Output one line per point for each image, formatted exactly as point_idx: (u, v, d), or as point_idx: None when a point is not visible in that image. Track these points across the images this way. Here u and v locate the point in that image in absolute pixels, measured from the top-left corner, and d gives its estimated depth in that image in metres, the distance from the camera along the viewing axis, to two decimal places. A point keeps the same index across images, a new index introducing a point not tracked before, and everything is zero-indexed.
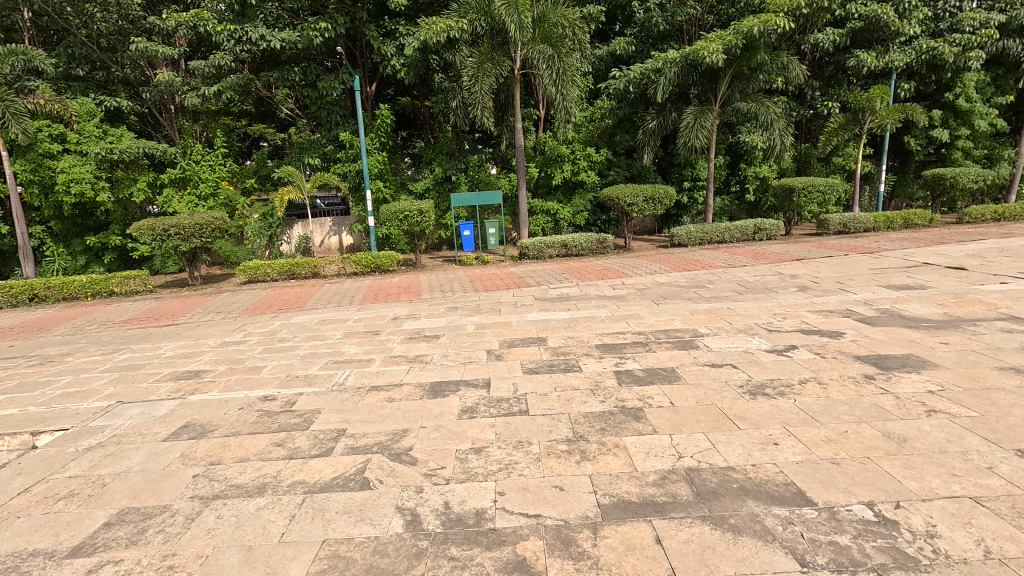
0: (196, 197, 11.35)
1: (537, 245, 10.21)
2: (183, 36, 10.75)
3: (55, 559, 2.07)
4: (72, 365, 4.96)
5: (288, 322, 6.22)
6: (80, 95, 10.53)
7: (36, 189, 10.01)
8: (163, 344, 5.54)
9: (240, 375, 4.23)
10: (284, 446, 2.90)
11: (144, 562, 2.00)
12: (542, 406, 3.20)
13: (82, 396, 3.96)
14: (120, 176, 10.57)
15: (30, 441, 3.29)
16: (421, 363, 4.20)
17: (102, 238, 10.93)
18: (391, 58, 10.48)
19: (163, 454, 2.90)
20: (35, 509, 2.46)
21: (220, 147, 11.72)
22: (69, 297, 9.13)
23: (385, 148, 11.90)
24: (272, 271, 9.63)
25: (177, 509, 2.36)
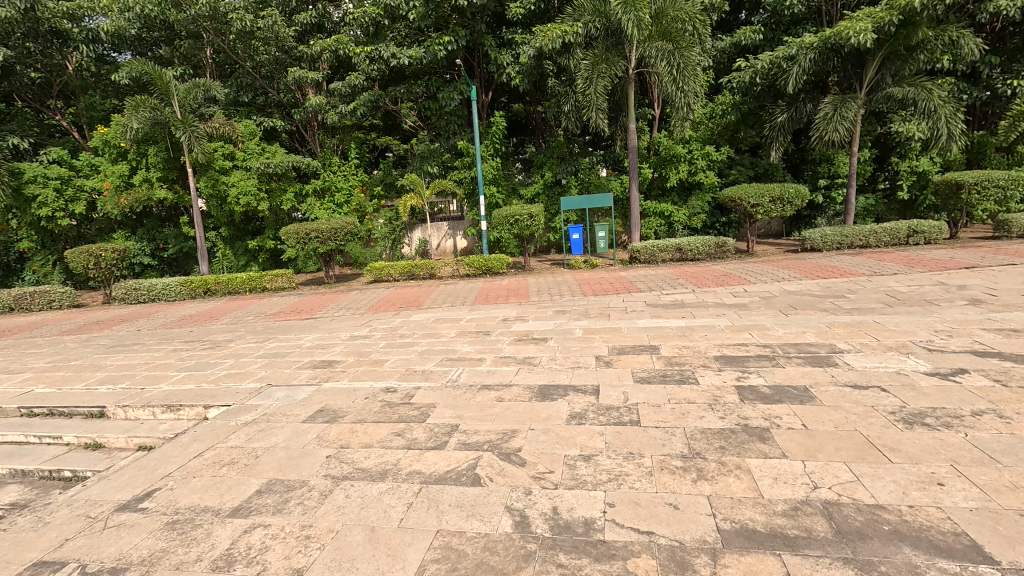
0: (333, 204, 12.67)
1: (650, 249, 9.83)
2: (326, 61, 12.06)
3: (220, 516, 2.42)
4: (234, 350, 5.78)
5: (407, 320, 6.66)
6: (246, 118, 12.31)
7: (212, 200, 11.90)
8: (304, 335, 6.24)
9: (366, 366, 4.62)
10: (404, 436, 3.09)
11: (287, 529, 2.25)
12: (654, 417, 3.06)
13: (242, 378, 4.59)
14: (274, 188, 12.13)
15: (203, 412, 3.89)
16: (530, 365, 4.24)
17: (259, 242, 12.66)
18: (507, 67, 10.81)
19: (303, 434, 3.26)
20: (205, 472, 2.90)
21: (353, 158, 12.99)
22: (232, 291, 10.66)
23: (499, 155, 12.27)
24: (395, 272, 10.41)
25: (312, 485, 2.62)
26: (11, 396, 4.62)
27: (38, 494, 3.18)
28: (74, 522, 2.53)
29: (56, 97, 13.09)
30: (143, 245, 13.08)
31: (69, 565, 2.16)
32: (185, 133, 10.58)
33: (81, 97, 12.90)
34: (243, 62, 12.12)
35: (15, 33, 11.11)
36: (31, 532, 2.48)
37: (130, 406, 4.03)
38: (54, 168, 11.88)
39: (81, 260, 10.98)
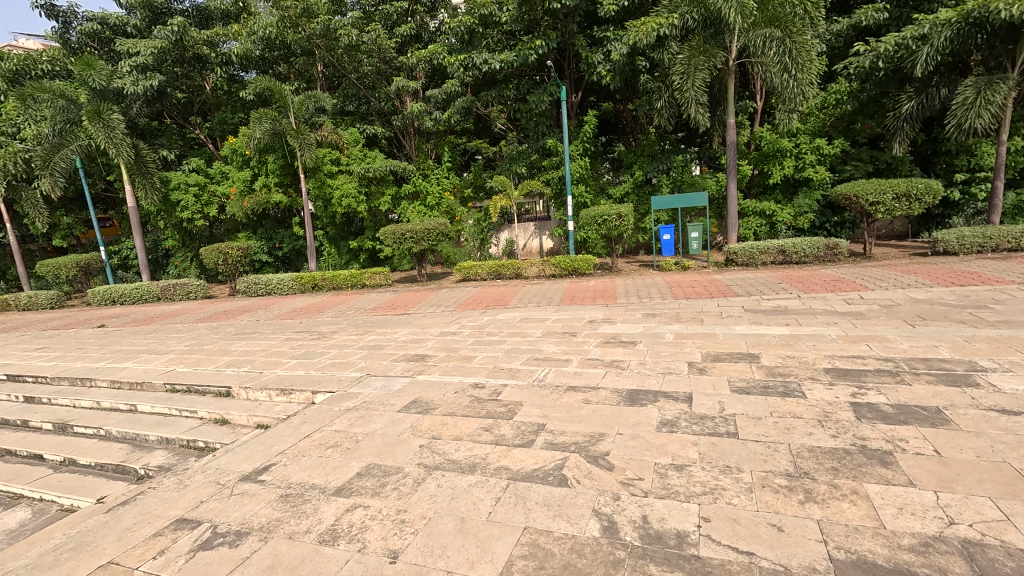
0: (426, 206, 13.27)
1: (748, 250, 9.24)
2: (423, 70, 12.66)
3: (326, 494, 2.62)
4: (337, 341, 6.25)
5: (494, 318, 6.80)
6: (351, 126, 13.27)
7: (320, 203, 12.97)
8: (399, 329, 6.59)
9: (456, 362, 4.78)
10: (492, 431, 3.16)
11: (384, 512, 2.39)
12: (754, 431, 2.86)
13: (344, 367, 4.95)
14: (374, 191, 12.94)
15: (311, 397, 4.25)
16: (618, 368, 4.15)
17: (359, 242, 13.60)
18: (598, 65, 10.69)
19: (398, 423, 3.44)
20: (313, 452, 3.16)
21: (446, 162, 13.54)
22: (335, 287, 11.53)
23: (588, 154, 12.15)
24: (483, 272, 10.68)
25: (407, 472, 2.76)
26: (159, 373, 5.35)
27: (178, 460, 3.64)
28: (206, 487, 2.86)
29: (196, 114, 14.99)
30: (262, 243, 14.58)
31: (203, 525, 2.45)
32: (299, 142, 11.63)
33: (215, 113, 14.65)
34: (349, 75, 13.07)
35: (166, 59, 12.86)
36: (173, 492, 2.85)
37: (251, 388, 4.49)
38: (193, 176, 13.61)
39: (213, 257, 12.47)
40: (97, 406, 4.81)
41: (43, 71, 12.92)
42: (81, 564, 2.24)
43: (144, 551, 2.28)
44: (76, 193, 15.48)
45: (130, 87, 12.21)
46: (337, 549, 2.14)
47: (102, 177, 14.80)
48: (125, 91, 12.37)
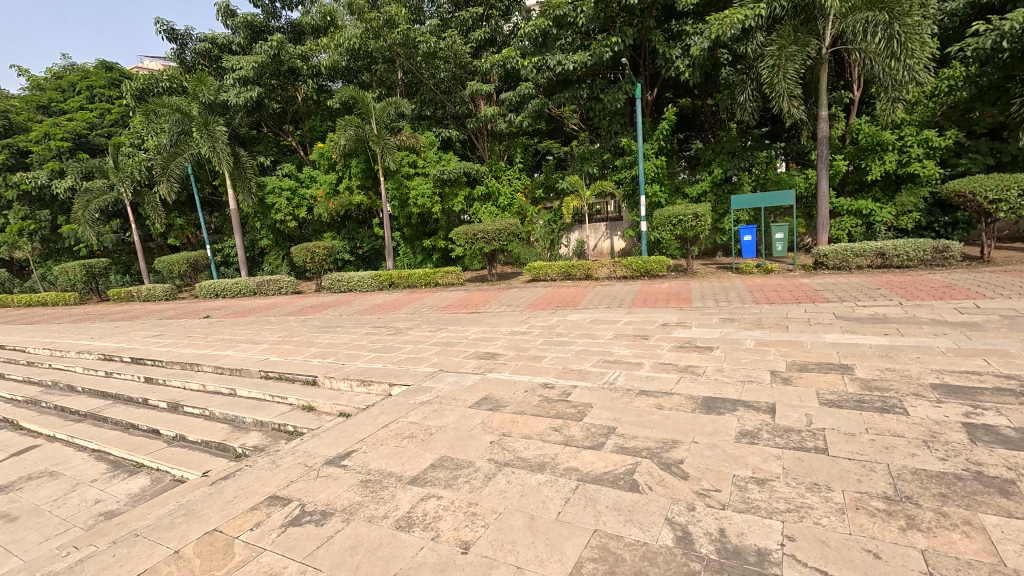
0: (497, 207, 13.48)
1: (840, 253, 8.55)
2: (497, 74, 12.87)
3: (402, 482, 2.75)
4: (412, 337, 6.51)
5: (564, 319, 6.78)
6: (427, 131, 13.77)
7: (398, 204, 13.56)
8: (470, 328, 6.74)
9: (526, 361, 4.81)
10: (561, 432, 3.16)
11: (456, 504, 2.46)
12: (846, 447, 2.65)
13: (418, 362, 5.15)
14: (448, 192, 13.33)
15: (388, 389, 4.46)
16: (693, 374, 3.99)
17: (433, 242, 14.07)
18: (676, 61, 10.36)
19: (470, 419, 3.53)
20: (390, 441, 3.32)
21: (518, 163, 13.69)
22: (410, 285, 12.01)
23: (663, 152, 11.79)
24: (553, 272, 10.68)
25: (478, 466, 2.82)
26: (255, 361, 5.84)
27: (271, 441, 3.96)
28: (295, 468, 3.09)
29: (289, 123, 16.21)
30: (345, 243, 15.49)
31: (293, 503, 2.65)
32: (380, 147, 12.26)
33: (306, 122, 15.77)
34: (427, 81, 13.56)
35: (265, 74, 14.03)
36: (267, 470, 3.11)
37: (334, 377, 4.79)
38: (286, 180, 14.76)
39: (302, 256, 13.42)
40: (204, 388, 5.35)
41: (164, 89, 14.53)
42: (191, 529, 2.50)
43: (242, 522, 2.51)
44: (188, 197, 17.27)
45: (234, 99, 13.47)
46: (412, 536, 2.23)
47: (210, 182, 16.43)
48: (230, 104, 13.64)
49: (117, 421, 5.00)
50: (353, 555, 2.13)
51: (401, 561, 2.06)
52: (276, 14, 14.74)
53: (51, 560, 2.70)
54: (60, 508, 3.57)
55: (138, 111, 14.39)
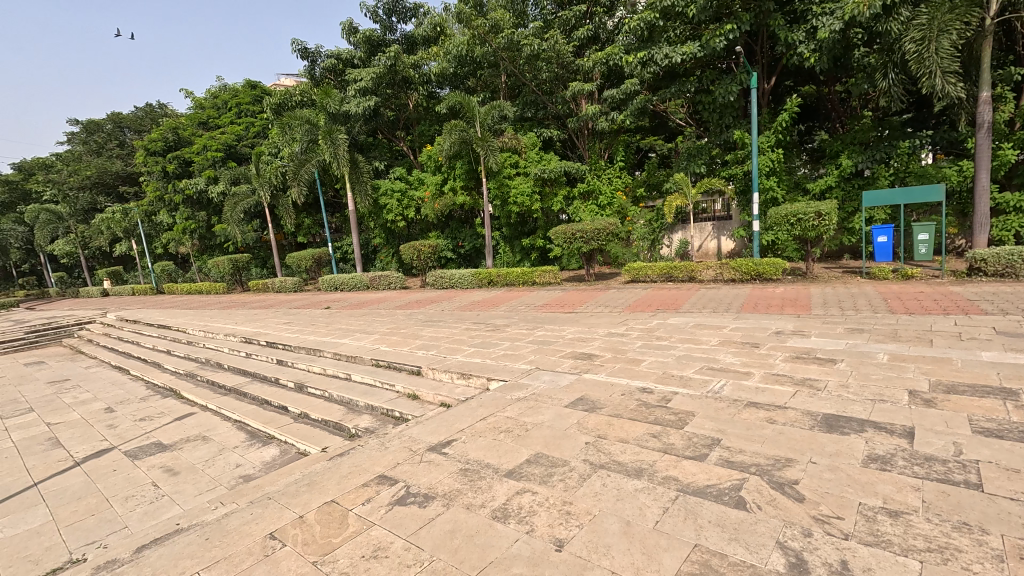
0: (597, 206, 13.29)
1: (1004, 257, 7.29)
2: (600, 71, 12.70)
3: (498, 474, 2.82)
4: (509, 334, 6.65)
5: (664, 322, 6.52)
6: (529, 131, 14.01)
7: (499, 204, 13.93)
8: (566, 327, 6.74)
9: (623, 364, 4.70)
10: (660, 439, 3.05)
11: (550, 501, 2.48)
12: (1009, 486, 2.26)
13: (515, 358, 5.25)
14: (548, 191, 13.43)
15: (486, 383, 4.60)
16: (812, 388, 3.64)
17: (532, 241, 14.30)
18: (799, 46, 9.51)
19: (565, 418, 3.53)
20: (487, 434, 3.42)
21: (619, 161, 13.41)
22: (509, 283, 12.26)
23: (782, 145, 10.87)
24: (653, 273, 10.32)
25: (573, 466, 2.82)
26: (367, 350, 6.34)
27: (379, 425, 4.28)
28: (401, 451, 3.31)
29: (401, 129, 17.33)
30: (448, 241, 16.22)
31: (399, 483, 2.84)
32: (483, 148, 12.68)
33: (416, 127, 16.76)
34: (529, 82, 13.76)
35: (382, 84, 15.18)
36: (376, 451, 3.36)
37: (436, 369, 5.05)
38: (397, 183, 15.85)
39: (409, 253, 14.29)
40: (324, 372, 5.91)
41: (297, 102, 16.25)
42: (313, 497, 2.78)
43: (355, 497, 2.74)
44: (314, 199, 19.16)
45: (354, 109, 14.75)
46: (507, 527, 2.29)
47: (332, 186, 18.12)
48: (351, 113, 14.96)
49: (255, 397, 5.70)
50: (452, 539, 2.24)
51: (497, 551, 2.12)
52: (392, 28, 15.83)
53: (203, 511, 3.16)
54: (210, 468, 4.16)
55: (276, 123, 16.24)
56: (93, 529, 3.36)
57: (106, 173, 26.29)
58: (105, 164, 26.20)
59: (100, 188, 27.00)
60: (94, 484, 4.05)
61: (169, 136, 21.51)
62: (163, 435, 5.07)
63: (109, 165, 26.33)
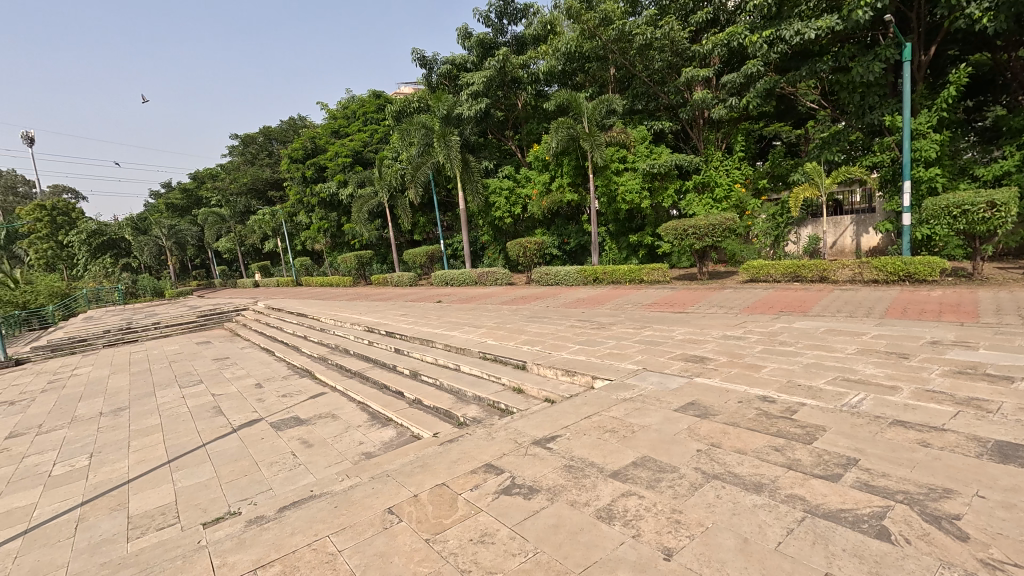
0: (712, 200, 12.51)
1: None
2: (719, 55, 11.88)
3: (603, 474, 2.78)
4: (615, 332, 6.50)
5: (789, 326, 5.95)
6: (639, 125, 13.61)
7: (606, 200, 13.69)
8: (677, 327, 6.44)
9: (740, 369, 4.37)
10: (783, 453, 2.79)
11: (658, 507, 2.39)
12: None
13: (621, 358, 5.12)
14: (658, 186, 12.93)
15: (591, 381, 4.55)
16: (978, 410, 3.09)
17: (640, 237, 13.91)
18: (968, 6, 8.09)
19: (674, 422, 3.37)
20: (592, 432, 3.38)
21: (737, 151, 12.50)
22: (615, 281, 12.00)
23: (943, 125, 9.35)
24: (776, 272, 9.47)
25: (683, 473, 2.68)
26: (475, 342, 6.59)
27: (486, 415, 4.43)
28: (506, 443, 3.39)
29: (510, 129, 17.75)
30: (554, 239, 16.30)
31: (505, 473, 2.92)
32: (590, 144, 12.53)
33: (524, 126, 17.05)
34: (640, 74, 13.30)
35: (492, 85, 15.65)
36: (484, 440, 3.48)
37: (541, 364, 5.11)
38: (506, 181, 16.27)
39: (516, 250, 14.61)
40: (436, 362, 6.26)
41: (414, 109, 17.34)
42: (426, 478, 2.96)
43: (463, 482, 2.86)
44: (428, 199, 20.35)
45: (467, 111, 15.41)
46: (613, 528, 2.25)
47: (445, 186, 19.11)
48: (464, 116, 15.63)
49: (375, 381, 6.21)
50: (556, 534, 2.25)
51: (602, 551, 2.09)
52: (503, 30, 16.25)
53: (332, 482, 3.51)
54: (338, 443, 4.61)
55: (396, 129, 17.50)
56: (246, 487, 3.90)
57: (258, 180, 30.29)
58: (257, 172, 30.16)
59: (253, 194, 31.18)
60: (247, 449, 4.70)
61: (308, 145, 24.17)
62: (300, 410, 5.73)
63: (260, 173, 30.28)
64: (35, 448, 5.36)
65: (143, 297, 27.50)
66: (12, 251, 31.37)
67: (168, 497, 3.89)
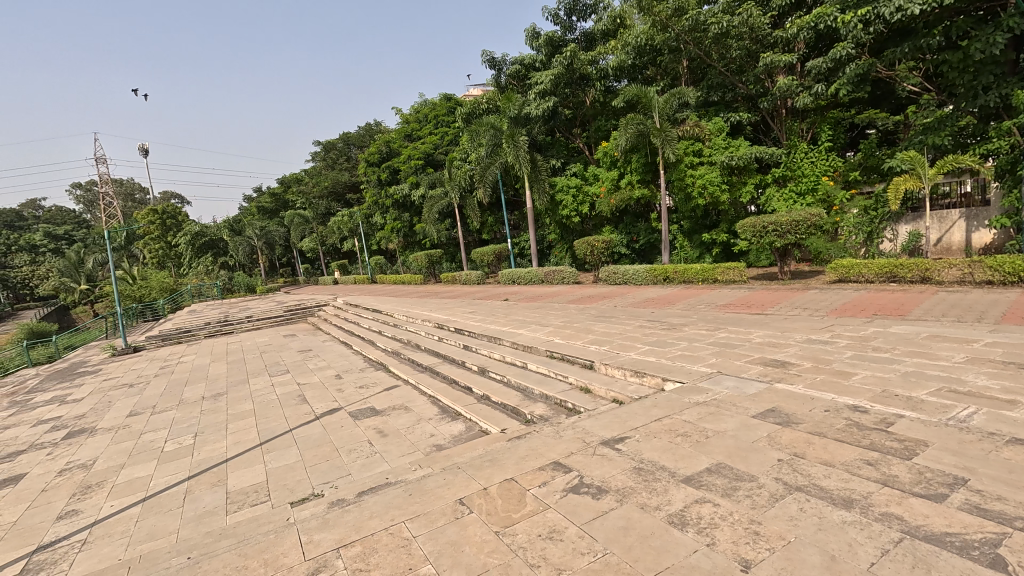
0: (796, 195, 11.89)
1: None
2: (804, 39, 11.13)
3: (674, 479, 2.70)
4: (687, 334, 6.28)
5: (885, 331, 5.46)
6: (714, 117, 13.06)
7: (679, 197, 13.29)
8: (755, 330, 6.11)
9: (827, 376, 4.07)
10: (876, 467, 2.57)
11: (735, 516, 2.28)
12: None
13: (694, 360, 4.94)
14: (736, 180, 12.38)
15: (661, 383, 4.43)
16: None
17: (714, 235, 13.37)
18: None
19: (753, 429, 3.21)
20: (663, 436, 3.29)
21: (824, 142, 11.65)
22: (687, 281, 11.56)
23: None
24: (869, 272, 8.73)
25: (762, 483, 2.55)
26: (542, 341, 6.61)
27: (553, 414, 4.44)
28: (575, 442, 3.39)
29: (578, 126, 17.63)
30: (622, 237, 16.03)
31: (573, 472, 2.92)
32: (661, 139, 12.22)
33: (592, 123, 16.86)
34: (716, 64, 12.73)
35: (561, 83, 15.63)
36: (551, 438, 3.50)
37: (610, 364, 5.04)
38: (573, 179, 16.18)
39: (583, 248, 14.50)
40: (503, 359, 6.36)
41: (483, 110, 17.65)
42: (495, 473, 3.02)
43: (531, 478, 2.89)
44: (496, 199, 20.65)
45: (535, 110, 15.49)
46: (685, 535, 2.18)
47: (513, 186, 19.30)
48: (531, 114, 15.71)
49: (446, 376, 6.40)
50: (626, 536, 2.22)
51: (674, 557, 2.04)
52: (572, 27, 16.14)
53: (406, 471, 3.67)
54: (410, 434, 4.81)
55: (466, 131, 17.91)
56: (327, 471, 4.18)
57: (338, 183, 32.16)
58: (337, 176, 32.05)
59: (333, 196, 33.10)
60: (329, 436, 5.02)
61: (383, 149, 25.35)
62: (376, 401, 6.03)
63: (339, 177, 32.16)
64: (150, 426, 6.03)
65: (238, 293, 30.11)
66: (131, 250, 35.44)
67: (260, 476, 4.25)
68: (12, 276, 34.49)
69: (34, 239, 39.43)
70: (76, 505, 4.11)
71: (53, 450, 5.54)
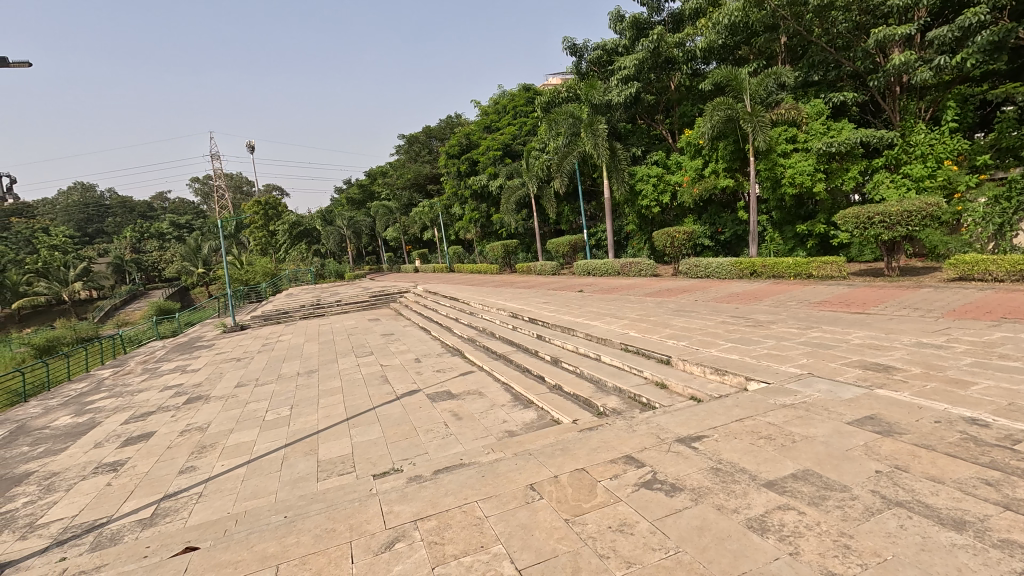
0: (909, 181, 10.66)
1: None
2: (927, 6, 9.86)
3: (756, 483, 2.57)
4: (775, 332, 5.87)
5: (1016, 336, 4.78)
6: (814, 98, 12.08)
7: (768, 185, 12.50)
8: (855, 330, 5.59)
9: (940, 384, 3.65)
10: (997, 489, 2.28)
11: (823, 527, 2.14)
12: None
13: (782, 361, 4.63)
14: (835, 167, 11.34)
15: (744, 382, 4.19)
16: None
17: (809, 226, 12.49)
18: None
19: (848, 436, 2.97)
20: (745, 437, 3.14)
21: (947, 122, 10.34)
22: (776, 275, 10.82)
23: None
24: (997, 269, 7.68)
25: (857, 494, 2.36)
26: (617, 334, 6.49)
27: (626, 408, 4.37)
28: (648, 437, 3.32)
29: (661, 112, 17.02)
30: (705, 228, 15.41)
31: (645, 467, 2.87)
32: (752, 125, 11.44)
33: (677, 109, 16.25)
34: (818, 40, 11.70)
35: (645, 68, 15.10)
36: (624, 432, 3.45)
37: (688, 361, 4.85)
38: (654, 168, 15.67)
39: (663, 240, 13.97)
40: (577, 350, 6.33)
41: (563, 98, 17.50)
42: (566, 462, 3.04)
43: (603, 470, 2.88)
44: (574, 189, 20.48)
45: (615, 96, 15.10)
46: (765, 541, 2.08)
47: (589, 176, 19.04)
48: (611, 101, 15.33)
49: (519, 365, 6.50)
50: (700, 536, 2.15)
51: (751, 563, 1.95)
52: (659, 8, 15.52)
53: (479, 454, 3.80)
54: (484, 419, 4.94)
55: (544, 121, 17.86)
56: (406, 448, 4.41)
57: (420, 175, 33.47)
58: (419, 168, 33.26)
59: (416, 188, 34.41)
60: (407, 416, 5.29)
61: (463, 141, 25.98)
62: (452, 385, 6.25)
63: (421, 169, 33.37)
64: (253, 397, 6.68)
65: (328, 278, 32.27)
66: (240, 239, 39.17)
67: (346, 448, 4.57)
68: (144, 260, 39.43)
69: (162, 228, 44.78)
70: (194, 461, 4.67)
71: (177, 413, 6.32)
